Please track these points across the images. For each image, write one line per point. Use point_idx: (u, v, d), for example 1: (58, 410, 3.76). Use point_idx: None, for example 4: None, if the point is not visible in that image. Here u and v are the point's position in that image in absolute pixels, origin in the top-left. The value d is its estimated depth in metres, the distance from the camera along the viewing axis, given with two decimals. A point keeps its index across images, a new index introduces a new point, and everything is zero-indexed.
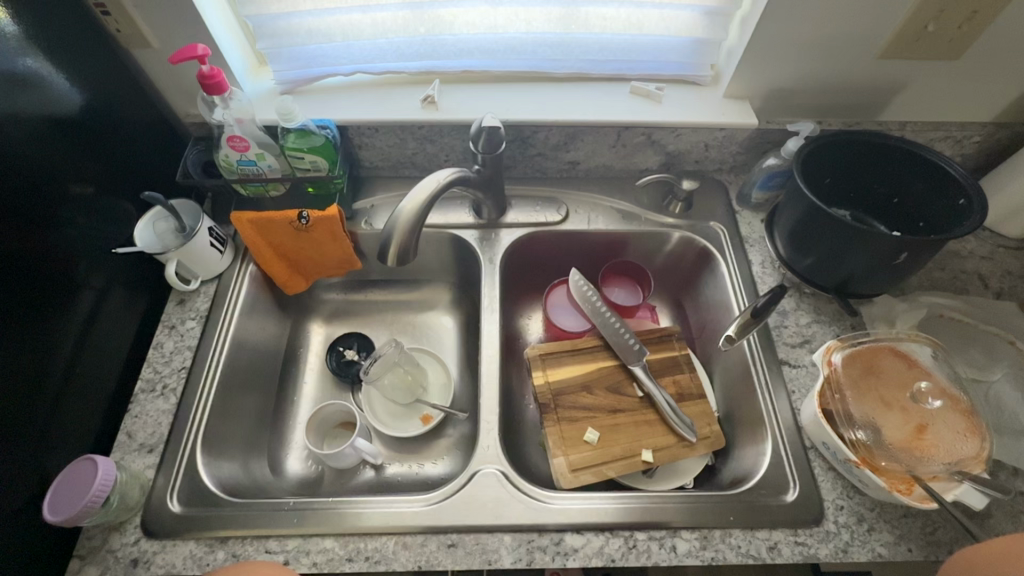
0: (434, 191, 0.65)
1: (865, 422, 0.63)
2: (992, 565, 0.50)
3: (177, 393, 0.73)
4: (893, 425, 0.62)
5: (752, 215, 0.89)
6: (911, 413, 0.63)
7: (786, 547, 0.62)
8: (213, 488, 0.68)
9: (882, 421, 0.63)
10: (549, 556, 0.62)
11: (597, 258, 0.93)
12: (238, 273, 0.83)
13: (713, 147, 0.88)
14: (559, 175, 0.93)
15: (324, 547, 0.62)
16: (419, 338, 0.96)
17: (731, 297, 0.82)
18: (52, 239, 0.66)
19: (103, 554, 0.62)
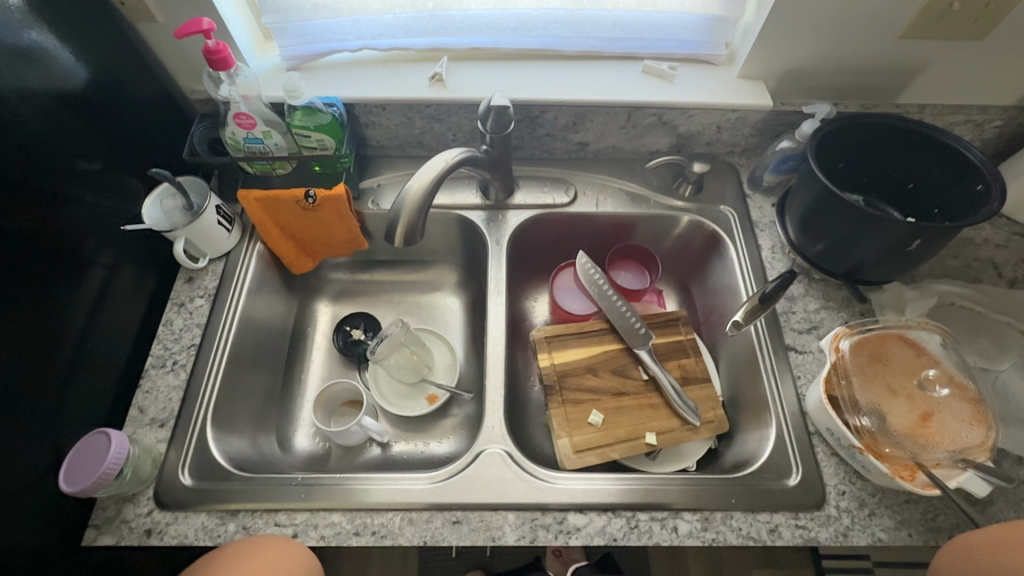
0: (442, 170, 0.64)
1: (870, 409, 0.63)
2: (987, 555, 0.51)
3: (186, 370, 0.74)
4: (900, 412, 0.62)
5: (762, 199, 0.88)
6: (917, 400, 0.63)
7: (786, 530, 0.63)
8: (223, 462, 0.69)
9: (888, 408, 0.63)
10: (552, 534, 0.63)
11: (604, 240, 0.93)
12: (246, 251, 0.84)
13: (726, 129, 0.86)
14: (568, 156, 0.92)
15: (332, 522, 0.63)
16: (425, 319, 0.96)
17: (739, 282, 0.81)
18: (61, 215, 0.66)
19: (118, 524, 0.63)
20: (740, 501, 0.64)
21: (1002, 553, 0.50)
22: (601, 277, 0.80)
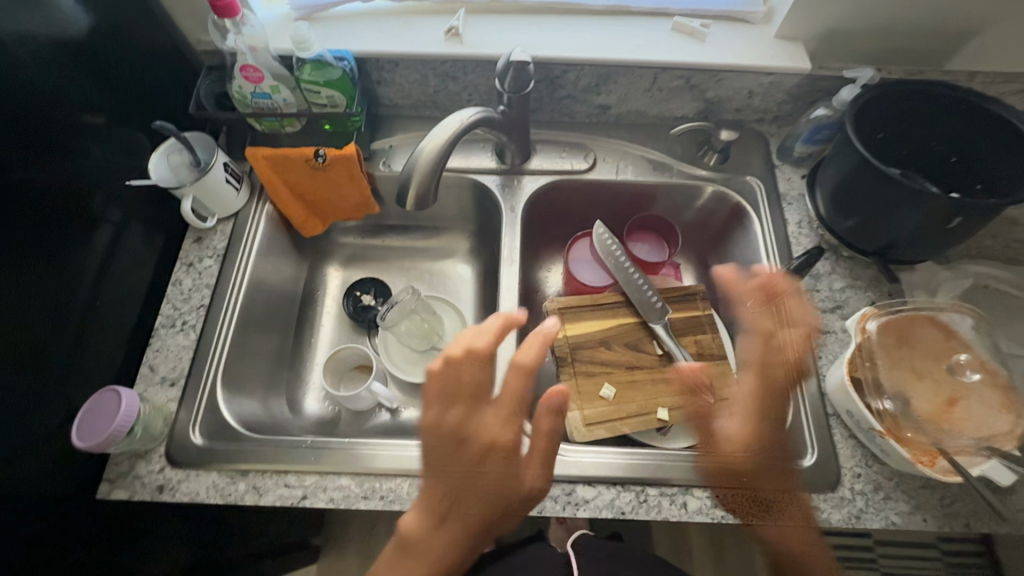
0: (457, 130, 0.61)
1: (727, 421, 0.66)
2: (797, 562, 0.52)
3: (197, 330, 0.74)
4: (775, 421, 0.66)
5: (792, 170, 0.83)
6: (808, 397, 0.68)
7: (798, 510, 0.62)
8: (233, 422, 0.69)
9: (743, 430, 0.64)
10: (560, 505, 0.63)
11: (621, 211, 0.89)
12: (255, 212, 0.82)
13: (757, 95, 0.81)
14: (588, 121, 0.88)
15: (341, 485, 0.64)
16: (436, 286, 0.95)
17: (763, 258, 0.78)
18: (68, 169, 0.64)
19: (131, 480, 0.64)
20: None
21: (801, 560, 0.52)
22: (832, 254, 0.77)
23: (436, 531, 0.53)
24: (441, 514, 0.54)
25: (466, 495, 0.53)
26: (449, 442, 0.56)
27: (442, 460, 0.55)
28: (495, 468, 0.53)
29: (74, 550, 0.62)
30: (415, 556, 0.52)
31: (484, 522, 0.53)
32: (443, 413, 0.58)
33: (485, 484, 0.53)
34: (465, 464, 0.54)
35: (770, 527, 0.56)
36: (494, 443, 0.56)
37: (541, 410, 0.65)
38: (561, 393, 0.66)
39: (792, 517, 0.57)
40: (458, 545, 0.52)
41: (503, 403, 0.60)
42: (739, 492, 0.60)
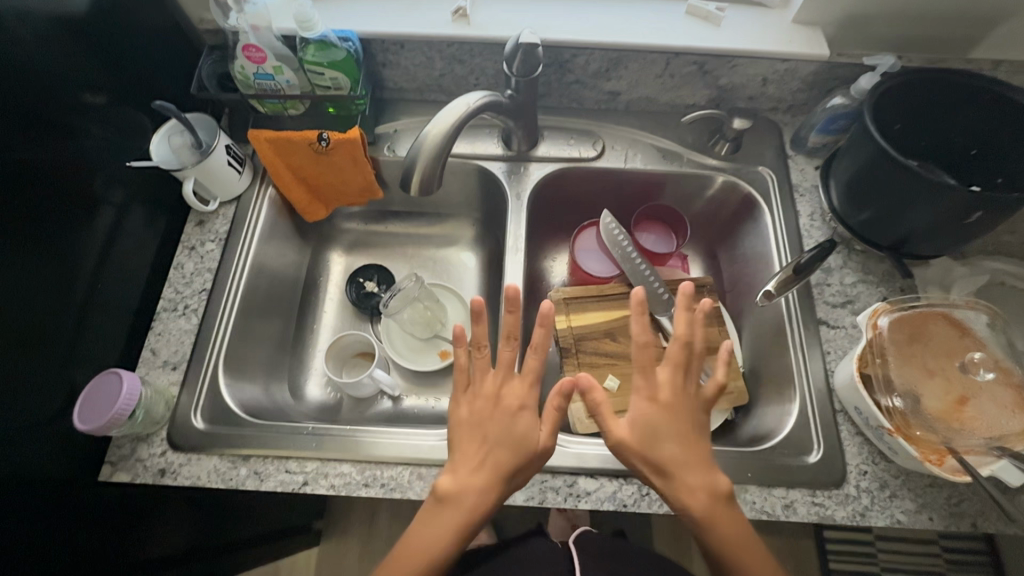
0: (464, 115, 0.59)
1: (641, 402, 0.59)
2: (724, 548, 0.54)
3: (198, 314, 0.73)
4: (668, 394, 0.59)
5: (805, 161, 0.82)
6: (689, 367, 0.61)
7: (802, 506, 0.61)
8: (234, 408, 0.69)
9: (659, 418, 0.58)
10: (561, 497, 0.62)
11: (629, 200, 0.88)
12: (257, 196, 0.81)
13: (772, 83, 0.79)
14: (597, 107, 0.86)
15: (342, 472, 0.63)
16: (440, 273, 0.94)
17: (773, 250, 0.76)
18: (69, 149, 0.63)
19: (133, 462, 0.64)
20: (758, 476, 0.63)
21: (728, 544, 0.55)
22: (835, 246, 0.72)
23: (473, 475, 0.57)
24: (473, 459, 0.58)
25: (502, 442, 0.58)
26: (485, 401, 0.61)
27: (479, 416, 0.61)
28: (526, 423, 0.60)
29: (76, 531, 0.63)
30: (453, 502, 0.56)
31: (511, 466, 0.57)
32: (479, 380, 0.63)
33: (516, 436, 0.58)
34: (501, 413, 0.60)
35: (673, 487, 0.56)
36: (526, 403, 0.61)
37: (554, 399, 0.58)
38: (575, 382, 0.56)
39: (702, 479, 0.56)
40: (489, 488, 0.56)
41: (525, 374, 0.62)
42: (639, 461, 0.57)
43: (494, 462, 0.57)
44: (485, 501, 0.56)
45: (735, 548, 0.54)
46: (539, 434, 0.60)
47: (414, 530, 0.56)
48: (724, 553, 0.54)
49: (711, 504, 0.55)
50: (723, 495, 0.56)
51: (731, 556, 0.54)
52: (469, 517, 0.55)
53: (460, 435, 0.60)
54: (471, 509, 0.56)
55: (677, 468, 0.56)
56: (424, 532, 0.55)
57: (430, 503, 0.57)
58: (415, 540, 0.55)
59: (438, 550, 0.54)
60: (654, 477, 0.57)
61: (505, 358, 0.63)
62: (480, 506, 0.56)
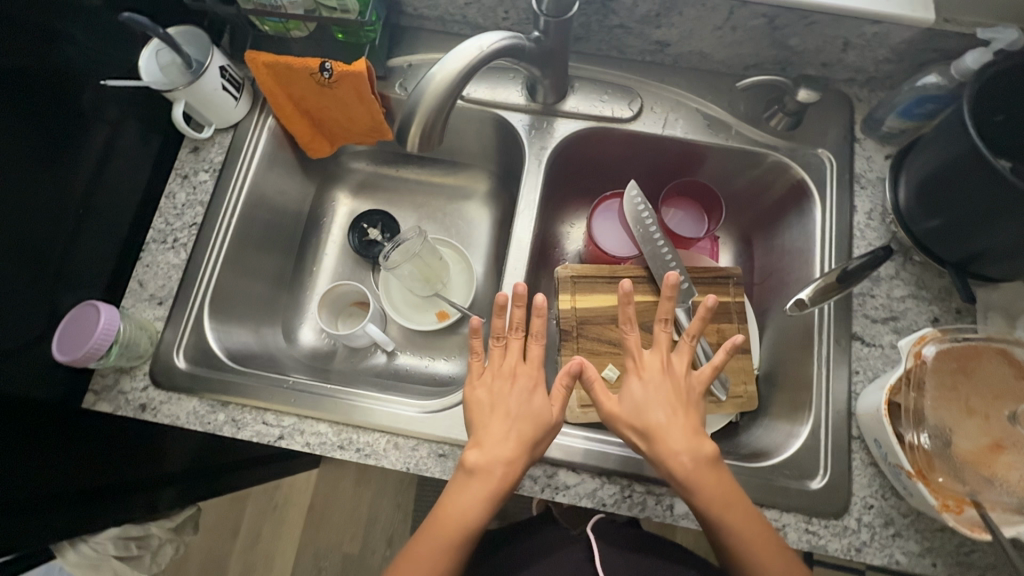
0: (475, 61, 0.50)
1: (631, 380, 0.59)
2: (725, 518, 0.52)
3: (187, 249, 0.69)
4: (657, 370, 0.59)
5: (874, 147, 0.70)
6: (679, 351, 0.60)
7: (793, 532, 0.58)
8: (218, 350, 0.67)
9: (645, 392, 0.57)
10: (538, 486, 0.60)
11: (663, 171, 0.78)
12: (256, 124, 0.74)
13: (854, 48, 0.67)
14: (641, 58, 0.75)
15: (319, 431, 0.62)
16: (448, 227, 0.88)
17: (817, 249, 0.68)
18: (53, 56, 0.58)
19: (115, 394, 0.64)
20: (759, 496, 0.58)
21: (733, 511, 0.52)
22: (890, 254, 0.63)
23: (500, 446, 0.55)
24: (497, 432, 0.56)
25: (525, 414, 0.56)
26: (502, 380, 0.60)
27: (496, 395, 0.59)
28: (542, 399, 0.58)
29: (82, 447, 0.65)
30: (483, 474, 0.54)
31: (535, 437, 0.56)
32: (495, 364, 0.61)
33: (536, 411, 0.57)
34: (518, 391, 0.58)
35: (657, 450, 0.54)
36: (539, 382, 0.59)
37: (561, 381, 0.58)
38: (583, 363, 0.57)
39: (686, 442, 0.54)
40: (515, 459, 0.54)
41: (532, 360, 0.61)
42: (626, 429, 0.56)
43: (518, 433, 0.55)
44: (513, 472, 0.54)
45: (730, 514, 0.52)
46: (554, 408, 0.58)
47: (442, 504, 0.54)
48: (715, 516, 0.52)
49: (696, 467, 0.53)
50: (709, 458, 0.53)
51: (727, 522, 0.52)
52: (498, 488, 0.54)
53: (478, 413, 0.58)
54: (502, 479, 0.54)
55: (661, 433, 0.55)
56: (455, 505, 0.53)
57: (456, 477, 0.55)
58: (445, 513, 0.53)
59: (470, 521, 0.52)
60: (640, 443, 0.56)
61: (513, 347, 0.62)
62: (510, 476, 0.54)
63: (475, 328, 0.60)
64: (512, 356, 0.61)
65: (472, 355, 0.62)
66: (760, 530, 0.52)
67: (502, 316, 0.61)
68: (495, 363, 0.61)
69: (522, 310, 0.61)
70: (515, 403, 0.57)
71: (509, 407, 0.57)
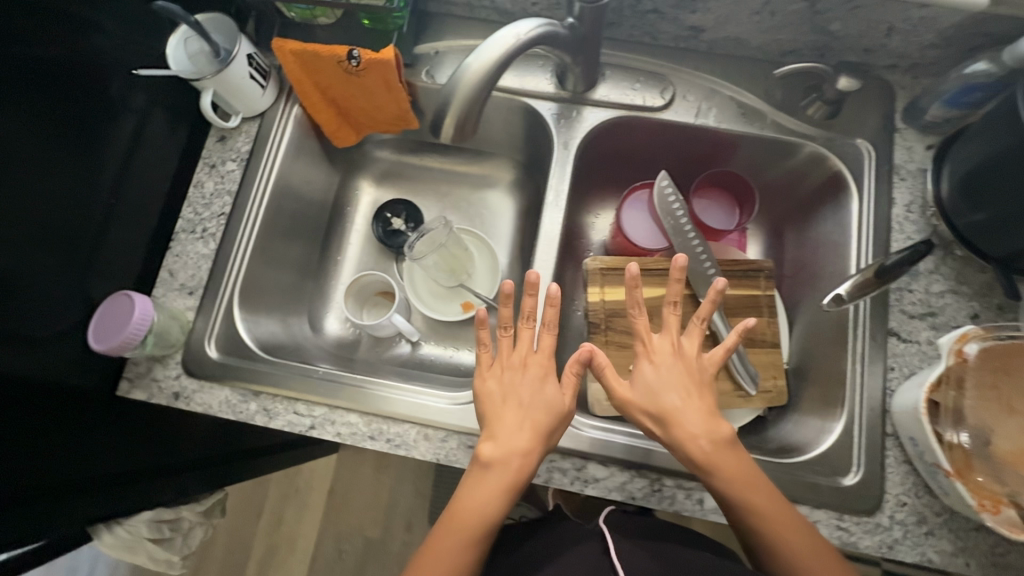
0: (512, 49, 0.49)
1: (642, 363, 0.59)
2: (744, 499, 0.52)
3: (216, 239, 0.69)
4: (668, 353, 0.59)
5: (915, 137, 0.68)
6: (689, 334, 0.60)
7: (824, 528, 0.57)
8: (250, 342, 0.67)
9: (658, 376, 0.57)
10: (568, 479, 0.60)
11: (692, 162, 0.77)
12: (282, 113, 0.74)
13: (898, 34, 0.64)
14: (673, 44, 0.73)
15: (349, 421, 0.62)
16: (472, 217, 0.88)
17: (853, 243, 0.66)
18: (82, 44, 0.58)
19: (149, 382, 0.64)
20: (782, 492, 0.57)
21: (757, 496, 0.52)
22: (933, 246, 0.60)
23: (515, 437, 0.55)
24: (512, 423, 0.56)
25: (537, 404, 0.56)
26: (512, 370, 0.60)
27: (508, 385, 0.59)
28: (554, 388, 0.58)
29: (123, 439, 0.68)
30: (500, 466, 0.54)
31: (550, 426, 0.56)
32: (504, 355, 0.61)
33: (549, 400, 0.57)
34: (529, 380, 0.59)
35: (674, 434, 0.54)
36: (550, 371, 0.60)
37: (570, 367, 0.59)
38: (591, 350, 0.58)
39: (704, 424, 0.54)
40: (532, 449, 0.55)
41: (543, 349, 0.61)
42: (640, 414, 0.56)
43: (532, 423, 0.56)
44: (529, 463, 0.54)
45: (752, 495, 0.52)
46: (566, 397, 0.58)
47: (460, 498, 0.54)
48: (736, 496, 0.52)
49: (714, 448, 0.53)
50: (726, 439, 0.54)
51: (751, 503, 0.52)
52: (516, 480, 0.54)
53: (490, 404, 0.58)
54: (519, 470, 0.54)
55: (677, 416, 0.55)
56: (474, 497, 0.53)
57: (472, 469, 0.55)
58: (465, 506, 0.53)
59: (489, 513, 0.53)
60: (656, 429, 0.56)
61: (523, 337, 0.62)
62: (527, 466, 0.54)
63: (482, 318, 0.59)
64: (521, 347, 0.61)
65: (480, 347, 0.62)
66: (786, 514, 0.52)
67: (509, 308, 0.61)
68: (504, 354, 0.61)
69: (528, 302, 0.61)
70: (527, 393, 0.57)
71: (519, 399, 0.57)
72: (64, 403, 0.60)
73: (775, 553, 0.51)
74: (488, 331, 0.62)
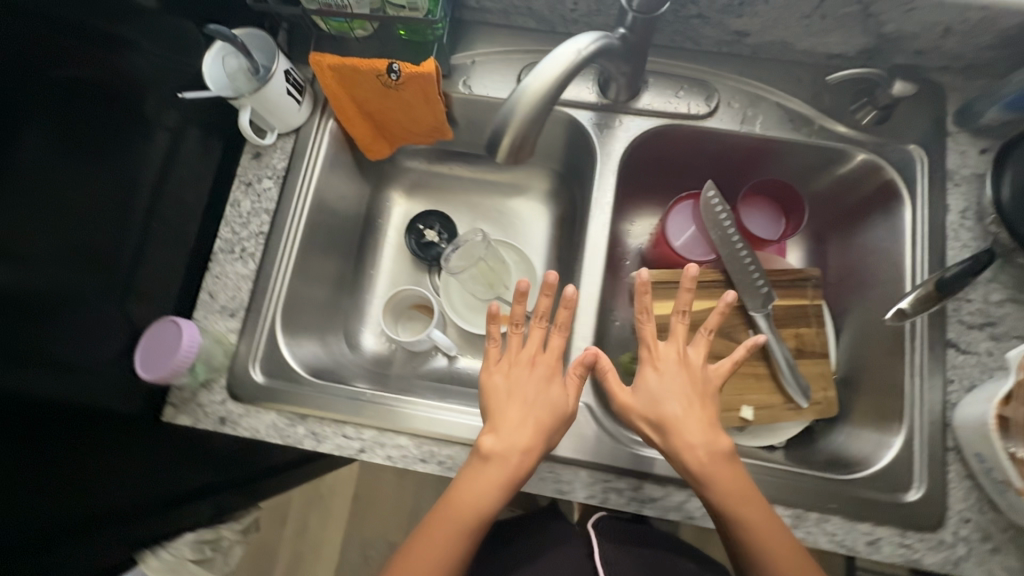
0: (573, 65, 0.48)
1: (646, 370, 0.58)
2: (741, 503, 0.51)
3: (255, 259, 0.68)
4: (672, 362, 0.58)
5: (969, 140, 0.66)
6: (695, 344, 0.60)
7: (887, 545, 0.57)
8: (295, 364, 0.66)
9: (661, 384, 0.57)
10: (624, 499, 0.59)
11: (735, 168, 0.75)
12: (318, 128, 0.72)
13: (954, 35, 0.63)
14: (716, 49, 0.71)
15: (399, 444, 0.62)
16: (505, 227, 0.86)
17: (907, 253, 0.65)
18: (118, 64, 0.56)
19: (194, 407, 0.64)
20: (804, 500, 0.58)
21: (749, 504, 0.51)
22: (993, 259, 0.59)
23: (517, 433, 0.54)
24: (515, 417, 0.55)
25: (542, 402, 0.56)
26: (521, 368, 0.59)
27: (514, 381, 0.58)
28: (560, 389, 0.57)
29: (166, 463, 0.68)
30: (499, 460, 0.53)
31: (553, 426, 0.56)
32: (513, 352, 0.61)
33: (553, 400, 0.57)
34: (536, 378, 0.58)
35: (672, 443, 0.54)
36: (559, 371, 0.59)
37: (575, 369, 0.59)
38: (596, 352, 0.58)
39: (703, 434, 0.54)
40: (533, 447, 0.54)
41: (552, 349, 0.60)
42: (639, 420, 0.56)
43: (536, 420, 0.55)
44: (529, 461, 0.54)
45: (744, 507, 0.51)
46: (570, 398, 0.58)
47: (456, 488, 0.53)
48: (728, 509, 0.51)
49: (711, 460, 0.53)
50: (724, 453, 0.53)
51: (741, 516, 0.51)
52: (514, 475, 0.53)
53: (495, 398, 0.57)
54: (519, 467, 0.53)
55: (677, 425, 0.54)
56: (469, 489, 0.53)
57: (472, 462, 0.54)
58: (458, 497, 0.53)
59: (483, 507, 0.52)
60: (654, 435, 0.55)
61: (534, 335, 0.61)
62: (526, 464, 0.54)
63: (496, 313, 0.58)
64: (530, 344, 0.61)
65: (488, 341, 0.61)
66: (779, 531, 0.51)
67: (522, 303, 0.60)
68: (512, 349, 0.61)
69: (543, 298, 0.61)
70: (532, 391, 0.57)
71: (523, 395, 0.57)
72: (118, 429, 0.61)
73: (760, 566, 0.50)
74: (499, 326, 0.60)
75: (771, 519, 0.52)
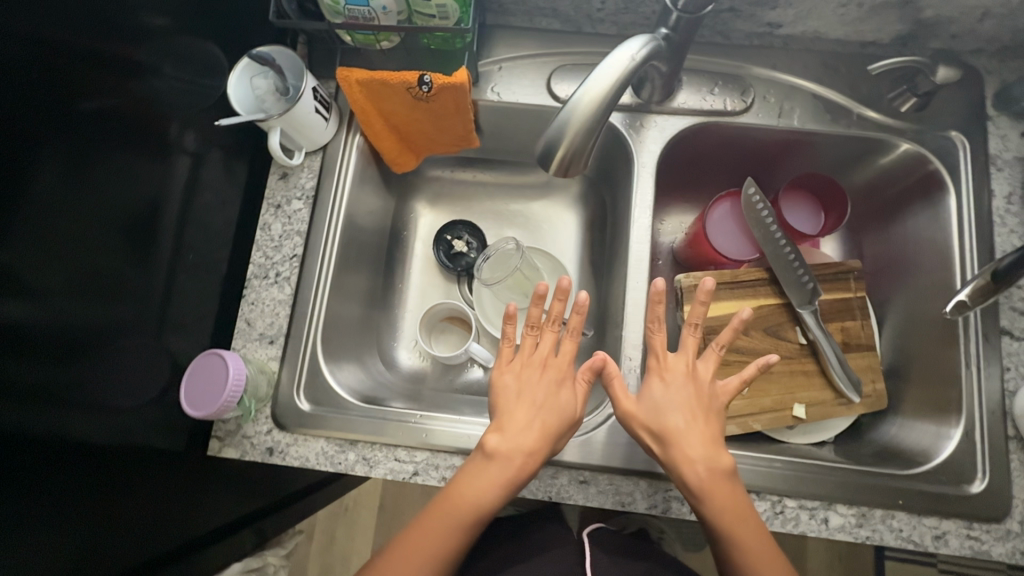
0: (628, 72, 0.46)
1: (652, 380, 0.58)
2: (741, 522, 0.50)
3: (291, 283, 0.67)
4: (680, 373, 0.57)
5: (1009, 124, 0.65)
6: (704, 358, 0.59)
7: (954, 539, 0.56)
8: (340, 390, 0.65)
9: (666, 394, 0.56)
10: (686, 508, 0.59)
11: (769, 163, 0.74)
12: (346, 145, 0.71)
13: (993, 18, 0.62)
14: (746, 42, 0.70)
15: (454, 464, 0.60)
16: (533, 232, 0.85)
17: (954, 241, 0.64)
18: (142, 91, 0.54)
19: (240, 439, 0.62)
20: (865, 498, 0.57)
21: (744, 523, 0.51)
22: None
23: (523, 436, 0.54)
24: (521, 419, 0.55)
25: (552, 406, 0.56)
26: (532, 370, 0.59)
27: (524, 382, 0.58)
28: (569, 394, 0.57)
29: (203, 496, 0.67)
30: (502, 460, 0.53)
31: (558, 430, 0.55)
32: (525, 353, 0.60)
33: (562, 405, 0.57)
34: (546, 382, 0.58)
35: (672, 455, 0.53)
36: (570, 376, 0.59)
37: (581, 374, 0.59)
38: (604, 358, 0.57)
39: (704, 449, 0.53)
40: (539, 449, 0.54)
41: (564, 354, 0.60)
42: (641, 429, 0.55)
43: (543, 424, 0.55)
44: (532, 464, 0.53)
45: (739, 525, 0.50)
46: (578, 403, 0.58)
47: (456, 484, 0.53)
48: (724, 527, 0.50)
49: (711, 477, 0.52)
50: (725, 470, 0.52)
51: (734, 533, 0.50)
52: (515, 477, 0.53)
53: (504, 398, 0.57)
54: (521, 468, 0.53)
55: (679, 438, 0.54)
56: (470, 486, 0.52)
57: (474, 459, 0.54)
58: (455, 494, 0.52)
59: (481, 507, 0.51)
60: (655, 446, 0.54)
61: (546, 339, 0.61)
62: (527, 467, 0.53)
63: (512, 314, 0.58)
64: (543, 346, 0.60)
65: (503, 342, 0.61)
66: (772, 554, 0.50)
67: (537, 305, 0.60)
68: (523, 352, 0.60)
69: (558, 301, 0.60)
70: (542, 395, 0.57)
71: (531, 398, 0.56)
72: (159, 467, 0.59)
73: None
74: (513, 327, 0.61)
75: (763, 536, 0.51)
